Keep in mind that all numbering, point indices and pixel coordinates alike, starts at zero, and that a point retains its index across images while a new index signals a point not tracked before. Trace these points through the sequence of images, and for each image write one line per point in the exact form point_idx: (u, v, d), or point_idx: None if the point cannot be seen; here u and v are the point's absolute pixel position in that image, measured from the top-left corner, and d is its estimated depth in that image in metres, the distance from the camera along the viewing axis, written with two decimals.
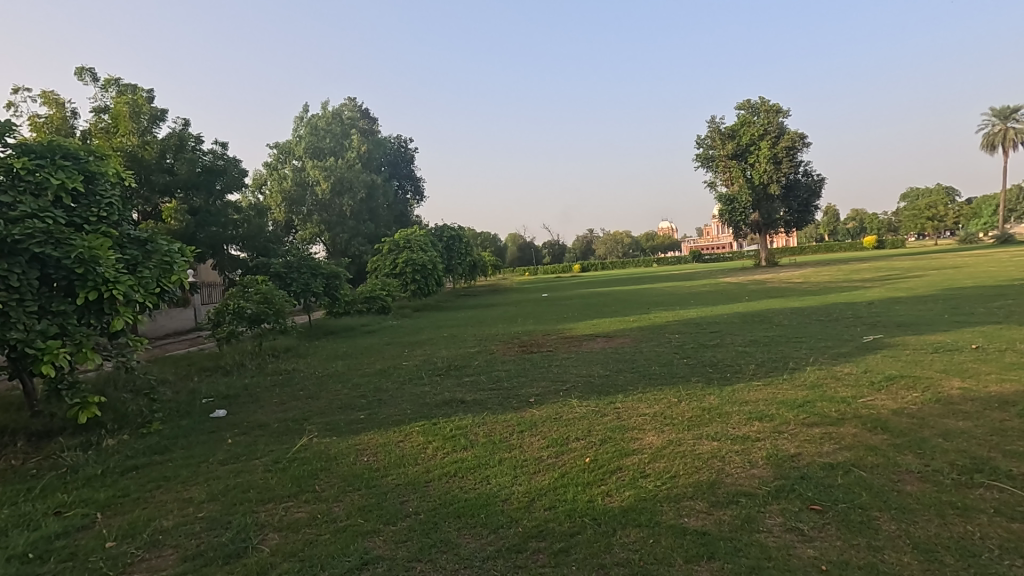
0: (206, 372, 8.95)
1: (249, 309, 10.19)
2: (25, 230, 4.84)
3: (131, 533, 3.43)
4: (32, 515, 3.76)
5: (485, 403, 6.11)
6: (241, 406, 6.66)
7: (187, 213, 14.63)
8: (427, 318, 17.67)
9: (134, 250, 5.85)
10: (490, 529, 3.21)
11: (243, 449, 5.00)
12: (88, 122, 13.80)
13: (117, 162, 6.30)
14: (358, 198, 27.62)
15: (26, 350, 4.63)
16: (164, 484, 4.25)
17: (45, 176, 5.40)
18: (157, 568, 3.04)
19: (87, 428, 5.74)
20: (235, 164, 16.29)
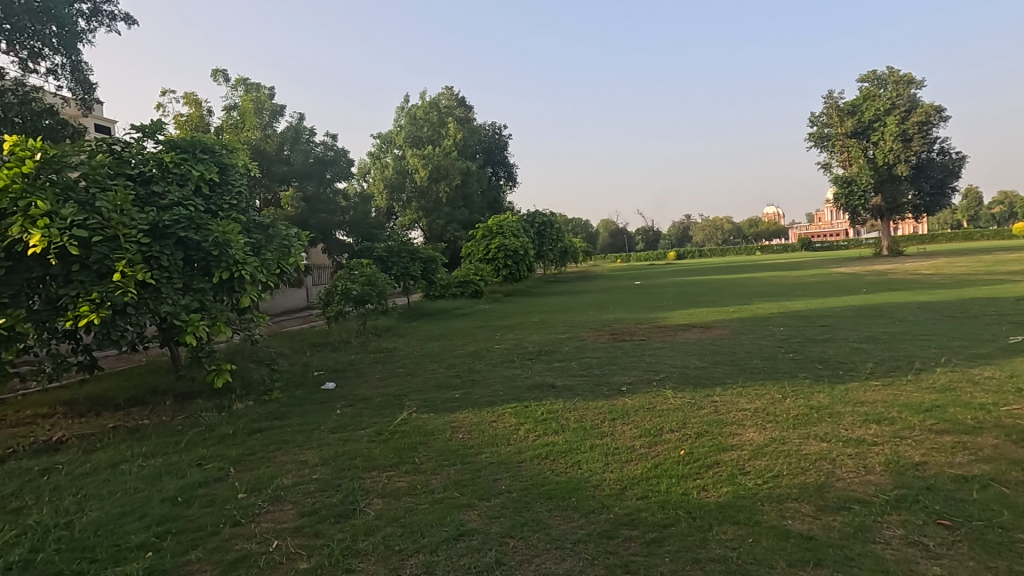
0: (317, 348, 9.74)
1: (355, 290, 10.87)
2: (172, 216, 5.51)
3: (258, 488, 3.84)
4: (180, 465, 4.33)
5: (576, 389, 6.12)
6: (348, 380, 7.18)
7: (301, 200, 15.83)
8: (519, 303, 17.93)
9: (258, 234, 6.47)
10: (582, 514, 3.24)
11: (350, 419, 5.40)
12: (221, 119, 15.26)
13: (245, 154, 6.97)
14: (454, 184, 28.41)
15: (174, 322, 5.29)
16: (283, 446, 4.70)
17: (188, 169, 6.10)
18: (280, 519, 3.40)
19: (221, 393, 6.49)
20: (344, 155, 17.34)
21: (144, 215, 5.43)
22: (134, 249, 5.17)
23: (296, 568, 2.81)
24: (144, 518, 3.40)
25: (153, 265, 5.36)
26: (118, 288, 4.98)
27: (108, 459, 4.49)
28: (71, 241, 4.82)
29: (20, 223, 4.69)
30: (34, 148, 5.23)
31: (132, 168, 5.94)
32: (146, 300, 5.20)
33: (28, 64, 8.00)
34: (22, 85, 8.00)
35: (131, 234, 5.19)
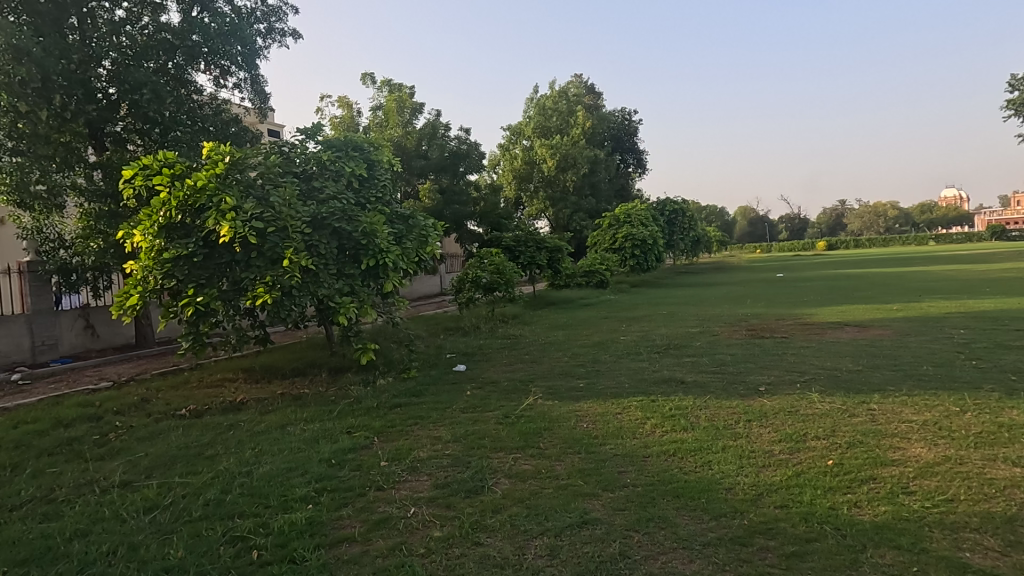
0: (450, 332, 10.33)
1: (485, 278, 11.30)
2: (328, 209, 6.15)
3: (398, 458, 4.19)
4: (333, 431, 4.86)
5: (707, 386, 5.82)
6: (477, 364, 7.53)
7: (437, 192, 16.76)
8: (645, 294, 17.42)
9: (400, 225, 6.99)
10: (712, 516, 3.09)
11: (479, 401, 5.67)
12: (368, 119, 16.79)
13: (389, 150, 7.55)
14: (581, 173, 28.23)
15: (329, 304, 5.95)
16: (419, 422, 5.07)
17: (342, 165, 6.76)
18: (416, 488, 3.68)
19: (367, 369, 7.16)
20: (476, 148, 18.02)
21: (307, 208, 6.13)
22: (299, 239, 5.87)
23: (431, 535, 3.03)
24: (305, 475, 3.89)
25: (313, 252, 6.06)
26: (286, 273, 5.71)
27: (278, 421, 5.18)
28: (251, 231, 5.60)
29: (214, 216, 5.55)
30: (224, 152, 6.13)
31: (297, 166, 6.70)
32: (307, 284, 5.90)
33: (220, 80, 9.36)
34: (216, 99, 9.39)
35: (297, 225, 5.90)
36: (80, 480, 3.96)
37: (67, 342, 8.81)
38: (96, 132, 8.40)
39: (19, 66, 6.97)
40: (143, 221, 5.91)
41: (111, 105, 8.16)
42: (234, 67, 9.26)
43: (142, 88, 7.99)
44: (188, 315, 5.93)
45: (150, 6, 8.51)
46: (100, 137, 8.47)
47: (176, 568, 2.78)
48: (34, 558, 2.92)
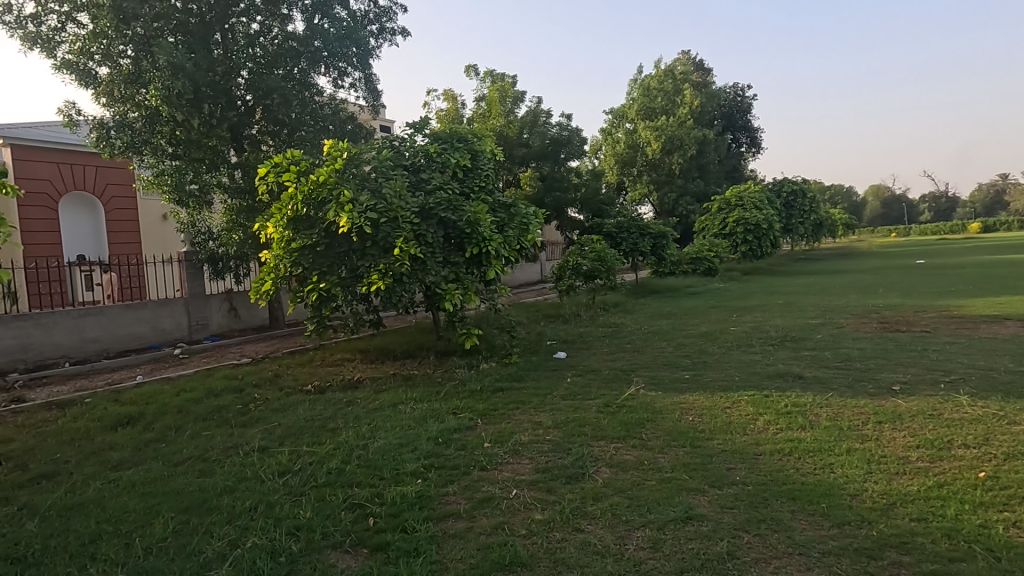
0: (550, 319, 10.39)
1: (586, 265, 11.14)
2: (435, 199, 6.41)
3: (501, 440, 4.31)
4: (439, 411, 5.10)
5: (829, 383, 5.35)
6: (577, 351, 7.52)
7: (538, 179, 16.81)
8: (758, 283, 16.29)
9: (502, 213, 7.12)
10: (834, 523, 2.85)
11: (579, 388, 5.66)
12: (472, 110, 17.08)
13: (492, 140, 7.68)
14: (688, 155, 26.91)
15: (436, 290, 6.22)
16: (520, 406, 5.17)
17: (447, 157, 7.00)
18: (518, 471, 3.77)
19: (470, 353, 7.42)
20: (577, 133, 17.80)
21: (415, 199, 6.43)
22: (408, 228, 6.19)
23: (533, 517, 3.09)
24: (415, 451, 4.12)
25: (422, 241, 6.36)
26: (397, 260, 6.05)
27: (390, 399, 5.54)
28: (366, 222, 5.99)
29: (334, 208, 6.00)
30: (342, 149, 6.59)
31: (406, 159, 7.04)
32: (416, 271, 6.22)
33: (338, 81, 10.05)
34: (335, 99, 10.10)
35: (406, 215, 6.21)
36: (227, 443, 4.51)
37: (216, 322, 10.05)
38: (237, 135, 9.33)
39: (176, 80, 7.95)
40: (274, 214, 6.54)
41: (249, 110, 9.06)
42: (350, 68, 9.90)
43: (272, 93, 8.84)
44: (313, 299, 6.50)
45: (278, 17, 9.30)
46: (240, 139, 9.40)
47: (305, 527, 3.08)
48: (193, 507, 3.37)
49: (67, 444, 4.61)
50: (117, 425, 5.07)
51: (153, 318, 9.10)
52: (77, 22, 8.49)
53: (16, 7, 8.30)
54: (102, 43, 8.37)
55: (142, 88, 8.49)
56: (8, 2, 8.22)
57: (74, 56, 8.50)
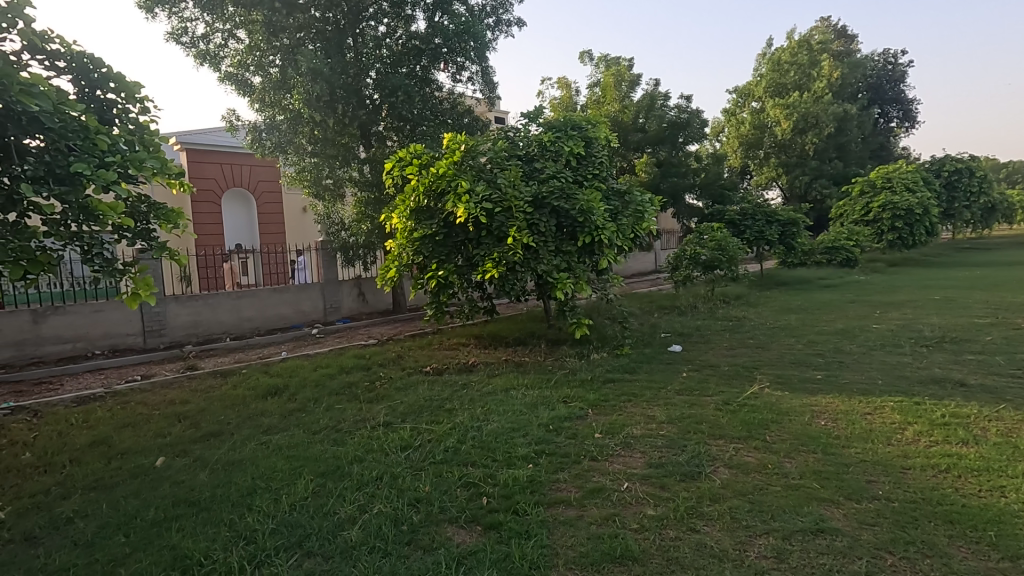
0: (665, 310, 10.03)
1: (705, 255, 10.57)
2: (549, 189, 6.43)
3: (612, 431, 4.25)
4: (550, 399, 5.15)
5: (1000, 393, 4.60)
6: (694, 345, 7.19)
7: (655, 165, 16.18)
8: (909, 275, 14.39)
9: (616, 201, 6.99)
10: (1004, 555, 2.47)
11: (696, 384, 5.42)
12: (587, 96, 16.81)
13: (606, 127, 7.54)
14: (825, 134, 24.35)
15: (548, 279, 6.27)
16: (633, 398, 5.07)
17: (561, 145, 6.98)
18: (630, 464, 3.70)
19: (581, 343, 7.40)
20: (697, 116, 16.87)
21: (529, 188, 6.50)
22: (522, 218, 6.28)
23: (645, 513, 3.02)
24: (527, 437, 4.21)
25: (535, 231, 6.43)
26: (511, 249, 6.18)
27: (503, 384, 5.70)
28: (482, 212, 6.17)
29: (452, 199, 6.23)
30: (460, 141, 6.84)
31: (520, 149, 7.12)
32: (529, 260, 6.30)
33: (457, 76, 10.40)
34: (453, 94, 10.47)
35: (520, 205, 6.30)
36: (357, 416, 4.93)
37: (346, 306, 11.00)
38: (366, 132, 10.02)
39: (315, 84, 8.70)
40: (399, 205, 6.97)
41: (376, 108, 9.69)
42: (468, 62, 10.18)
43: (397, 91, 9.37)
44: (432, 286, 6.86)
45: (403, 18, 9.80)
46: (369, 136, 10.09)
47: (424, 499, 3.28)
48: (329, 473, 3.73)
49: (229, 408, 5.31)
50: (267, 394, 5.75)
51: (295, 300, 10.16)
52: (236, 38, 9.61)
53: (190, 29, 9.58)
54: (256, 56, 9.40)
55: (286, 93, 9.42)
56: (184, 25, 9.52)
57: (234, 68, 9.63)
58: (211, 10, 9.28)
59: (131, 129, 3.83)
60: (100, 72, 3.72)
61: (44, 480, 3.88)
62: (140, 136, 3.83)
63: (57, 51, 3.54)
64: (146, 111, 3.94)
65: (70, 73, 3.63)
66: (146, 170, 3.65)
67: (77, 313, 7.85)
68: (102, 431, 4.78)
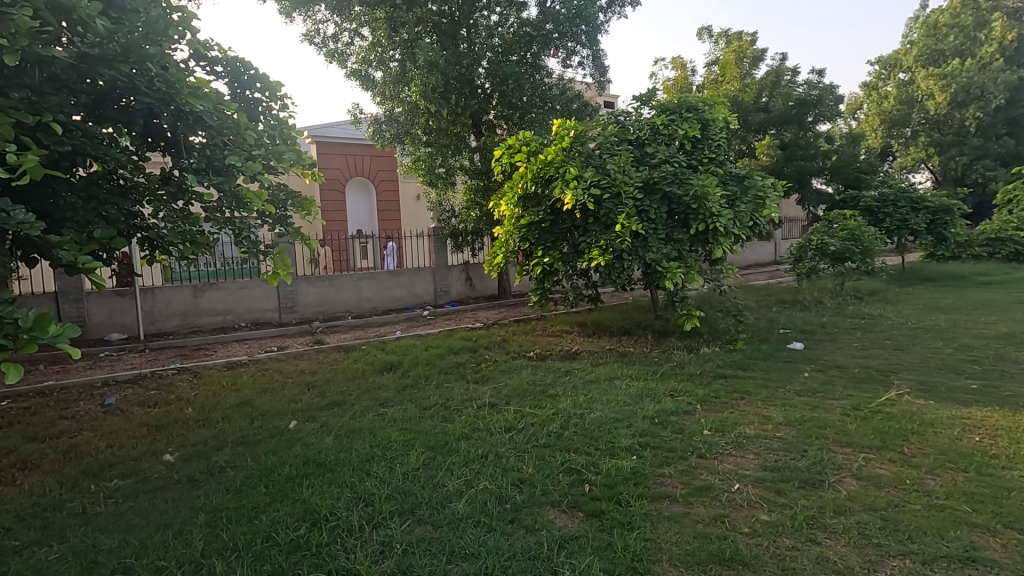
0: (785, 305, 9.30)
1: (834, 245, 9.60)
2: (661, 174, 6.19)
3: (722, 429, 4.04)
4: (656, 391, 5.01)
5: None
6: (819, 344, 6.60)
7: (778, 147, 14.95)
8: None
9: (734, 186, 6.58)
10: None
11: (820, 385, 4.98)
12: (703, 76, 15.87)
13: (725, 107, 7.09)
14: (992, 106, 20.97)
15: (656, 268, 6.06)
16: (746, 396, 4.79)
17: (675, 128, 6.67)
18: (742, 465, 3.51)
19: (690, 335, 7.11)
20: (831, 91, 15.36)
21: (639, 173, 6.30)
22: (631, 204, 6.12)
23: (757, 517, 2.85)
24: (631, 428, 4.14)
25: (644, 218, 6.25)
26: (618, 237, 6.05)
27: (606, 373, 5.65)
28: (590, 198, 6.09)
29: (560, 185, 6.21)
30: (570, 127, 6.76)
31: (631, 133, 6.92)
32: (637, 248, 6.14)
33: (567, 61, 10.33)
34: (563, 79, 10.42)
35: (629, 191, 6.13)
36: (464, 396, 5.14)
37: (455, 290, 11.46)
38: (477, 121, 10.28)
39: (431, 76, 9.07)
40: (507, 192, 7.07)
41: (487, 97, 9.90)
42: (579, 46, 10.15)
43: (508, 80, 9.51)
44: (537, 273, 6.93)
45: (515, 6, 9.87)
46: (479, 125, 10.34)
47: (527, 481, 3.35)
48: (438, 447, 3.93)
49: (351, 380, 5.78)
50: (383, 369, 6.17)
51: (408, 283, 10.77)
52: (361, 36, 10.27)
53: (322, 30, 10.39)
54: (378, 52, 9.97)
55: (405, 86, 9.91)
56: (317, 27, 10.33)
57: (359, 65, 10.31)
58: (340, 11, 9.98)
59: (273, 125, 4.24)
60: (249, 75, 4.14)
61: (202, 432, 4.48)
62: (281, 131, 4.24)
63: (216, 57, 4.00)
64: (286, 107, 4.34)
65: (226, 76, 4.08)
66: (284, 162, 4.04)
67: (227, 289, 8.93)
68: (247, 394, 5.41)
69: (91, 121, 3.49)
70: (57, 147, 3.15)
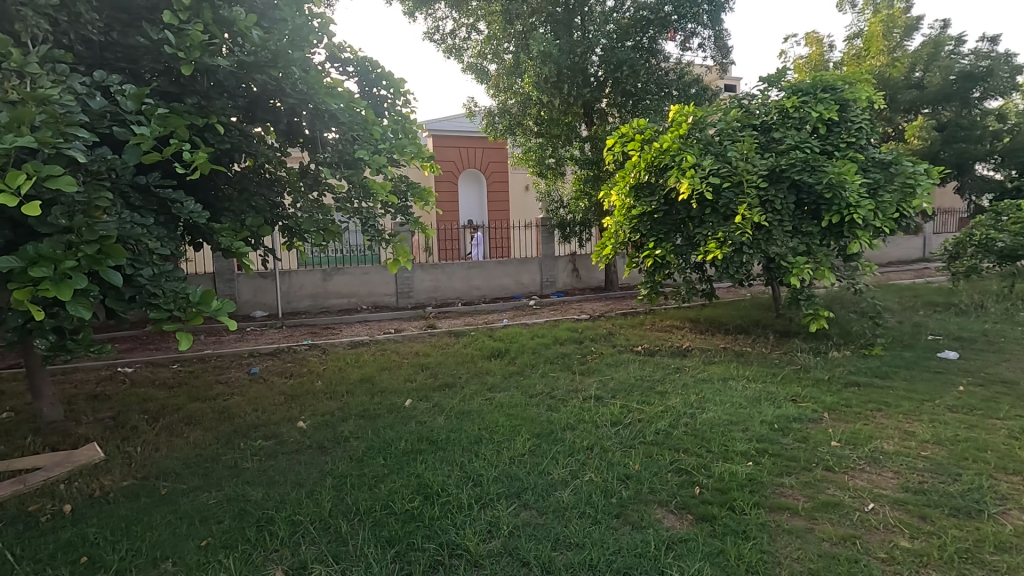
0: (935, 308, 8.20)
1: (1004, 241, 8.23)
2: (789, 160, 5.70)
3: (855, 442, 3.67)
4: (777, 395, 4.66)
5: None
6: (979, 354, 5.74)
7: (934, 128, 13.10)
8: None
9: (877, 173, 5.89)
10: None
11: (979, 402, 4.33)
12: (844, 51, 14.16)
13: (869, 84, 6.35)
14: None
15: (781, 263, 5.61)
16: (884, 408, 4.30)
17: (808, 110, 6.09)
18: (878, 483, 3.16)
19: (817, 337, 6.53)
20: (1005, 61, 13.18)
21: (765, 161, 5.85)
22: (754, 194, 5.71)
23: (896, 543, 2.57)
24: (748, 432, 3.89)
25: (768, 208, 5.83)
26: (738, 229, 5.68)
27: (720, 373, 5.36)
28: (708, 188, 5.77)
29: (676, 174, 5.94)
30: (688, 112, 6.42)
31: (757, 117, 6.43)
32: (759, 241, 5.73)
33: (686, 43, 9.86)
34: (681, 63, 9.96)
35: (752, 179, 5.71)
36: (570, 386, 5.14)
37: (561, 280, 11.47)
38: (589, 110, 10.18)
39: (544, 67, 9.06)
40: (619, 182, 6.91)
41: (600, 84, 9.72)
42: (699, 27, 9.66)
43: (622, 66, 9.26)
44: (648, 265, 6.72)
45: None
46: (591, 114, 10.25)
47: (634, 477, 3.28)
48: (544, 435, 3.98)
49: (461, 364, 6.02)
50: (491, 355, 6.36)
51: (516, 272, 10.97)
52: (477, 30, 10.53)
53: (441, 27, 10.79)
54: (493, 45, 10.16)
55: (518, 78, 10.01)
56: (437, 24, 10.76)
57: (475, 59, 10.60)
58: (459, 8, 10.30)
59: (396, 120, 4.50)
60: (376, 72, 4.42)
61: (331, 404, 4.92)
62: (404, 125, 4.49)
63: (348, 58, 4.31)
64: (408, 103, 4.57)
65: (356, 75, 4.39)
66: (406, 155, 4.28)
67: (352, 274, 9.67)
68: (368, 371, 5.84)
69: (245, 121, 3.94)
70: (219, 145, 3.59)
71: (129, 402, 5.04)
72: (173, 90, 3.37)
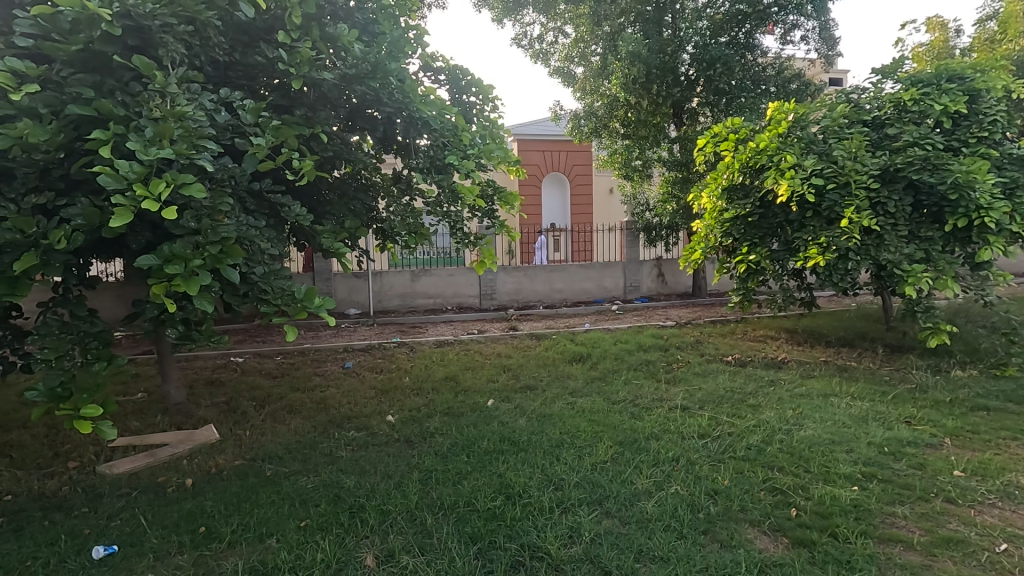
0: None
1: None
2: (906, 159, 5.18)
3: (984, 473, 3.27)
4: (887, 416, 4.26)
5: None
6: None
7: None
8: None
9: (1015, 172, 5.23)
10: None
11: None
12: (974, 35, 12.69)
13: (1005, 72, 5.65)
14: None
15: (894, 271, 5.12)
16: (1019, 437, 3.81)
17: (929, 103, 5.51)
18: (1012, 521, 2.81)
19: (937, 353, 5.89)
20: None
21: (877, 159, 5.36)
22: (864, 196, 5.25)
23: None
24: (852, 453, 3.59)
25: (880, 211, 5.35)
26: (844, 233, 5.24)
27: (821, 388, 4.98)
28: (810, 189, 5.39)
29: (773, 175, 5.59)
30: (788, 110, 6.03)
31: (867, 113, 5.91)
32: (868, 246, 5.26)
33: (786, 36, 9.34)
34: (780, 58, 9.47)
35: (862, 180, 5.25)
36: (654, 395, 5.00)
37: (646, 285, 11.19)
38: (678, 109, 9.93)
39: (633, 67, 8.90)
40: (710, 184, 6.61)
41: (691, 83, 9.38)
42: (802, 19, 9.10)
43: (715, 64, 8.90)
44: (741, 271, 6.38)
45: None
46: (681, 113, 9.99)
47: (723, 493, 3.13)
48: (626, 443, 3.89)
49: (543, 367, 6.03)
50: (573, 359, 6.32)
51: (599, 276, 10.84)
52: (564, 33, 10.55)
53: (528, 32, 10.92)
54: (580, 48, 10.13)
55: (605, 80, 9.89)
56: (525, 29, 10.89)
57: (562, 62, 10.62)
58: (546, 12, 10.38)
59: (485, 125, 4.60)
60: (466, 80, 4.55)
61: (417, 400, 5.10)
62: (492, 130, 4.58)
63: (440, 67, 4.47)
64: (496, 108, 4.67)
65: (447, 83, 4.54)
66: (494, 159, 4.36)
67: (438, 275, 9.99)
68: (452, 370, 6.00)
69: (346, 130, 4.19)
70: (323, 153, 3.86)
71: (239, 389, 5.52)
72: (285, 103, 3.69)
